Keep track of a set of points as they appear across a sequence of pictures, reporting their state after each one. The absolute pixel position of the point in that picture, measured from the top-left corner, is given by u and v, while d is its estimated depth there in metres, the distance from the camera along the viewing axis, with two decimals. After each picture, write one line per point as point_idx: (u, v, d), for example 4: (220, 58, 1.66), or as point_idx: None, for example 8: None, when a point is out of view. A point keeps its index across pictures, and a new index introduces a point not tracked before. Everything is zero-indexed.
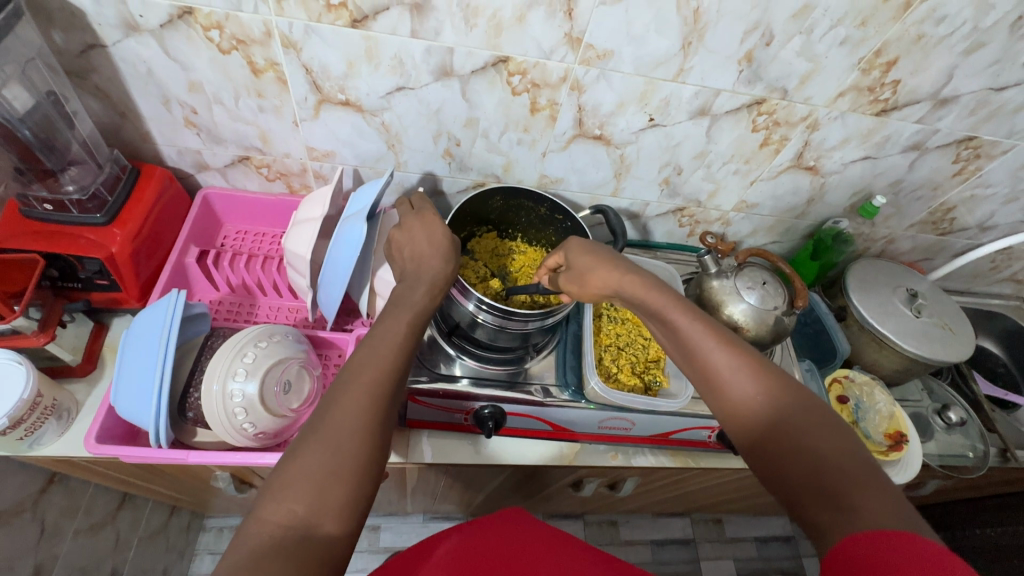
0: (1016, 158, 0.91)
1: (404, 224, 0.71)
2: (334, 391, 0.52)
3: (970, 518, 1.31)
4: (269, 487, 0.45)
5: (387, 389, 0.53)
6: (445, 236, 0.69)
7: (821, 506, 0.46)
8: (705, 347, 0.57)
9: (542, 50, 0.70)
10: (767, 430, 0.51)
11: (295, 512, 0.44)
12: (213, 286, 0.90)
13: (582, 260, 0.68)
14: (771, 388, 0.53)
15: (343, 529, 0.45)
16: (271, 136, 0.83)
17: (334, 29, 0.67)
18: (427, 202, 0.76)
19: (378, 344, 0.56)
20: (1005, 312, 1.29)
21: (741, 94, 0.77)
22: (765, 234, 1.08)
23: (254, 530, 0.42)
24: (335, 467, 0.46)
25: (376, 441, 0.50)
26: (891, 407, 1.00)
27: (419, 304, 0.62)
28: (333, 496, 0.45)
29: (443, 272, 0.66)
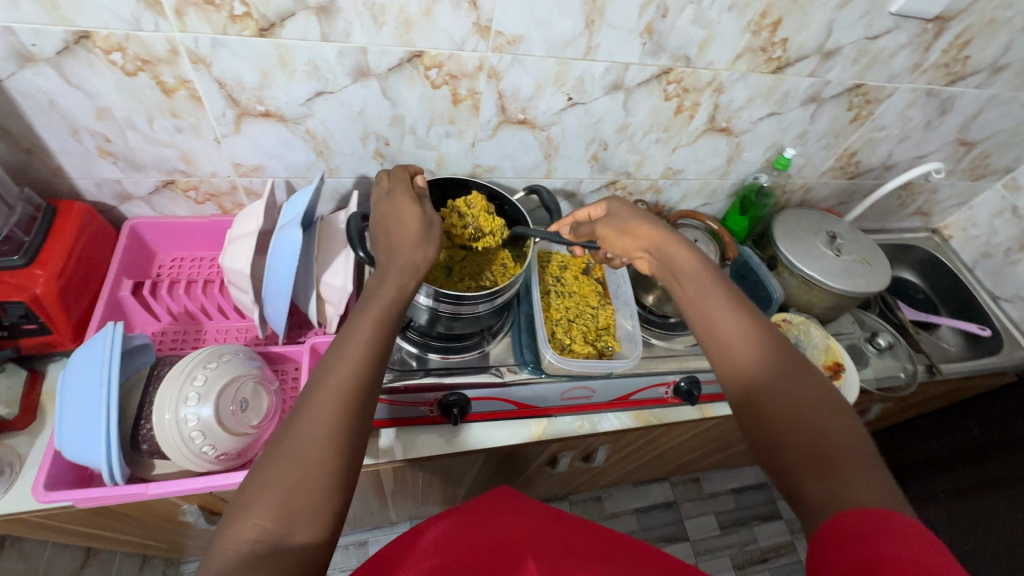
0: (901, 99, 1.00)
1: (381, 209, 0.71)
2: (300, 404, 0.52)
3: (917, 436, 1.42)
4: (233, 506, 0.46)
5: (355, 399, 0.53)
6: (417, 227, 0.67)
7: (814, 478, 0.48)
8: (723, 317, 0.60)
9: (453, 41, 0.72)
10: (768, 400, 0.54)
11: (262, 527, 0.45)
12: (154, 317, 0.88)
13: (624, 217, 0.74)
14: (782, 364, 0.56)
15: (314, 538, 0.47)
16: (193, 156, 0.82)
17: (242, 40, 0.67)
18: (404, 182, 0.74)
19: (345, 350, 0.55)
20: (917, 243, 1.41)
21: (649, 65, 0.82)
22: (695, 198, 1.14)
23: (220, 550, 0.44)
24: (302, 479, 0.47)
25: (344, 451, 0.50)
26: (825, 340, 1.08)
27: (388, 296, 0.61)
28: (300, 507, 0.47)
29: (415, 262, 0.64)
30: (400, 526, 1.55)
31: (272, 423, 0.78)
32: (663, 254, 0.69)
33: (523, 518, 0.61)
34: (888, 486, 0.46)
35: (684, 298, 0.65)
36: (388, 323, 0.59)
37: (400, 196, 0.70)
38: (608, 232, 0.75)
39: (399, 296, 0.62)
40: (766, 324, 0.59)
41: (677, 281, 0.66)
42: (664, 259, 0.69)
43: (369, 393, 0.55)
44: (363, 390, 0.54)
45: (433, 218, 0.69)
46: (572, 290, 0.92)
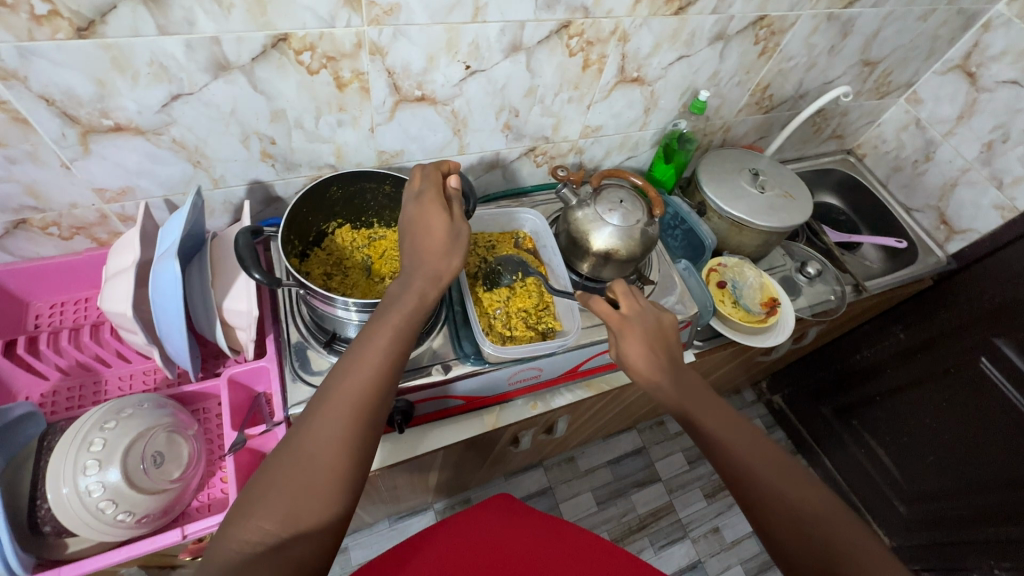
0: (804, 27, 0.99)
1: (407, 209, 0.65)
2: (314, 407, 0.54)
3: (853, 346, 1.50)
4: (241, 504, 0.49)
5: (366, 407, 0.54)
6: (445, 237, 0.63)
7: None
8: (729, 437, 0.61)
9: (321, 18, 0.64)
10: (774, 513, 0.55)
11: (265, 529, 0.47)
12: (40, 376, 0.77)
13: (641, 349, 0.66)
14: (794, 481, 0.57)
15: (315, 540, 0.49)
16: (41, 188, 0.70)
17: (58, 45, 0.55)
18: (435, 182, 0.66)
19: (362, 358, 0.57)
20: (835, 166, 1.45)
21: (545, 21, 0.76)
22: (618, 153, 1.11)
23: (226, 545, 0.47)
24: (310, 483, 0.50)
25: (351, 457, 0.52)
26: (759, 278, 1.11)
27: (408, 308, 0.60)
28: (306, 511, 0.49)
29: (438, 275, 0.62)
30: (378, 526, 1.52)
31: (201, 469, 0.71)
32: (681, 383, 0.65)
33: (520, 532, 0.69)
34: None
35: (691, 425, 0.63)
36: (406, 337, 0.60)
37: (429, 201, 0.64)
38: (631, 353, 0.66)
39: (420, 306, 0.61)
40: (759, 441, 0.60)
41: (687, 409, 0.63)
42: (683, 386, 0.65)
43: (381, 399, 0.56)
44: (376, 397, 0.55)
45: (461, 228, 0.64)
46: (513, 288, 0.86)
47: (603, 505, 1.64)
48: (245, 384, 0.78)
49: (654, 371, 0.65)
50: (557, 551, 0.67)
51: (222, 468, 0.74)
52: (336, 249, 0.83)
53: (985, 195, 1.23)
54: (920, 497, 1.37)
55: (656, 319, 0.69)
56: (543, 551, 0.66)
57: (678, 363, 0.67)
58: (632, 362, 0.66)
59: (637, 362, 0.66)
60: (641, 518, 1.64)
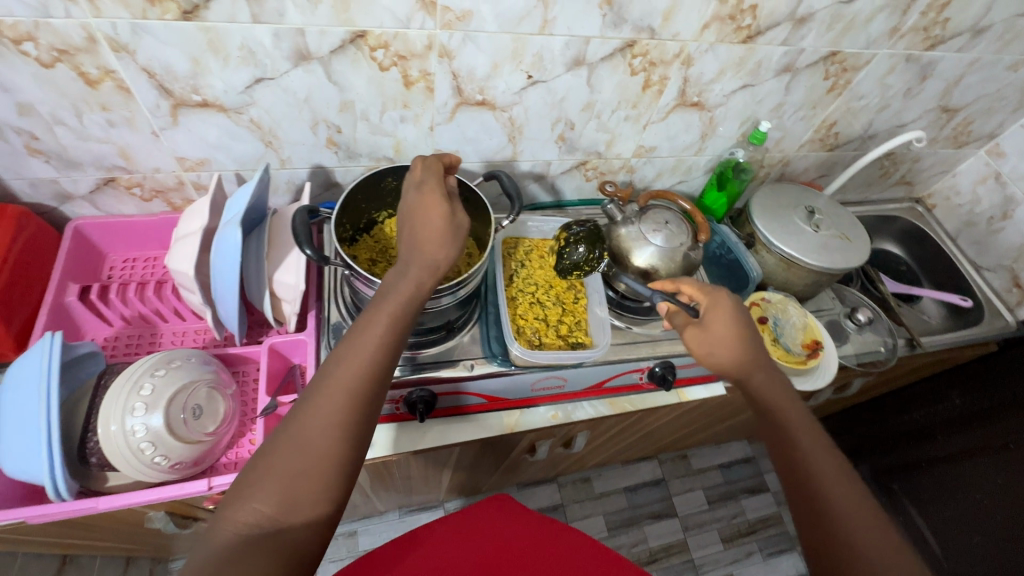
0: (879, 66, 0.96)
1: (406, 198, 0.67)
2: (311, 393, 0.54)
3: (900, 406, 1.40)
4: (235, 487, 0.49)
5: (362, 392, 0.54)
6: (444, 225, 0.64)
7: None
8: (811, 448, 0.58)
9: (397, 19, 0.68)
10: (840, 530, 0.52)
11: (262, 513, 0.47)
12: (106, 322, 0.84)
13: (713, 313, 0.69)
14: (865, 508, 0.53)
15: (311, 526, 0.49)
16: (132, 152, 0.77)
17: (164, 24, 0.62)
18: (435, 174, 0.69)
19: (357, 344, 0.57)
20: (900, 214, 1.39)
21: (610, 38, 0.77)
22: (670, 176, 1.11)
23: (222, 529, 0.47)
24: (305, 468, 0.50)
25: (348, 444, 0.52)
26: (803, 318, 1.06)
27: (405, 294, 0.61)
28: (301, 496, 0.49)
29: (436, 262, 0.63)
30: (389, 515, 1.54)
31: (232, 428, 0.75)
32: (760, 374, 0.64)
33: (513, 531, 0.69)
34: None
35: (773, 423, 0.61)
36: (402, 323, 0.60)
37: (428, 190, 0.67)
38: (718, 327, 0.67)
39: (416, 295, 0.62)
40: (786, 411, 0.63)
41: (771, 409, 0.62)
42: (763, 381, 0.64)
43: (377, 386, 0.56)
44: (372, 384, 0.55)
45: (460, 219, 0.66)
46: (563, 304, 0.88)
47: (613, 531, 1.61)
48: (283, 354, 0.83)
49: (737, 351, 0.65)
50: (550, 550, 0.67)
51: (251, 430, 0.79)
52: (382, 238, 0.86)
53: None
54: None
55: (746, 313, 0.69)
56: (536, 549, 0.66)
57: (764, 351, 0.66)
58: (712, 336, 0.67)
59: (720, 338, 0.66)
60: (652, 552, 1.59)
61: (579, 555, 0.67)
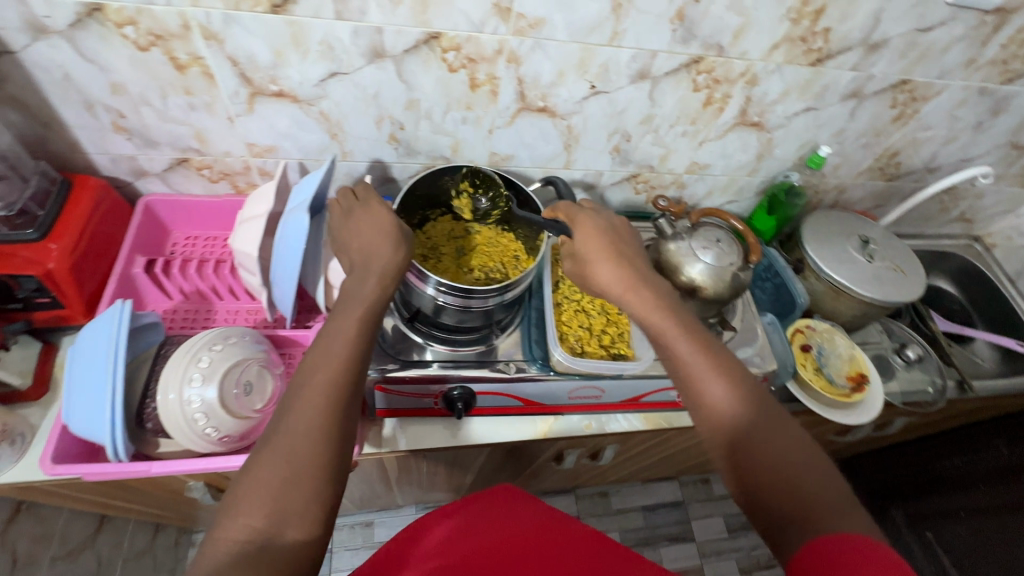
0: (951, 97, 0.93)
1: (350, 216, 0.70)
2: (286, 405, 0.54)
3: (938, 452, 1.34)
4: (226, 505, 0.49)
5: (341, 397, 0.54)
6: (392, 227, 0.67)
7: (798, 523, 0.49)
8: (703, 370, 0.60)
9: (472, 23, 0.69)
10: (748, 445, 0.54)
11: (252, 526, 0.47)
12: (166, 295, 0.88)
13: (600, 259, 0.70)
14: (795, 452, 0.53)
15: (304, 535, 0.48)
16: (207, 135, 0.81)
17: (254, 16, 0.65)
18: (373, 192, 0.73)
19: (327, 352, 0.57)
20: (956, 251, 1.34)
21: (678, 53, 0.77)
22: (720, 194, 1.10)
23: (214, 548, 0.46)
24: (292, 477, 0.49)
25: (329, 450, 0.52)
26: (850, 350, 1.04)
27: (369, 297, 0.62)
28: (292, 506, 0.48)
29: (395, 261, 0.65)
30: (406, 510, 1.55)
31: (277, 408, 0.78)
32: (652, 305, 0.66)
33: (525, 523, 0.66)
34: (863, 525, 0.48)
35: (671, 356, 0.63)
36: (371, 325, 0.61)
37: (372, 205, 0.71)
38: (601, 262, 0.70)
39: (380, 298, 0.63)
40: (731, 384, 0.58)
41: (667, 338, 0.64)
42: (659, 308, 0.66)
43: (352, 391, 0.56)
44: (349, 388, 0.56)
45: (406, 221, 0.69)
46: (607, 313, 0.88)
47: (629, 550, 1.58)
48: None
49: (624, 284, 0.69)
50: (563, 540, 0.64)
51: None
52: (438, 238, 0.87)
53: None
54: None
55: (628, 238, 0.74)
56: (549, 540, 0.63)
57: (654, 275, 0.71)
58: (600, 276, 0.70)
59: (607, 277, 0.69)
60: None
61: (588, 543, 0.65)
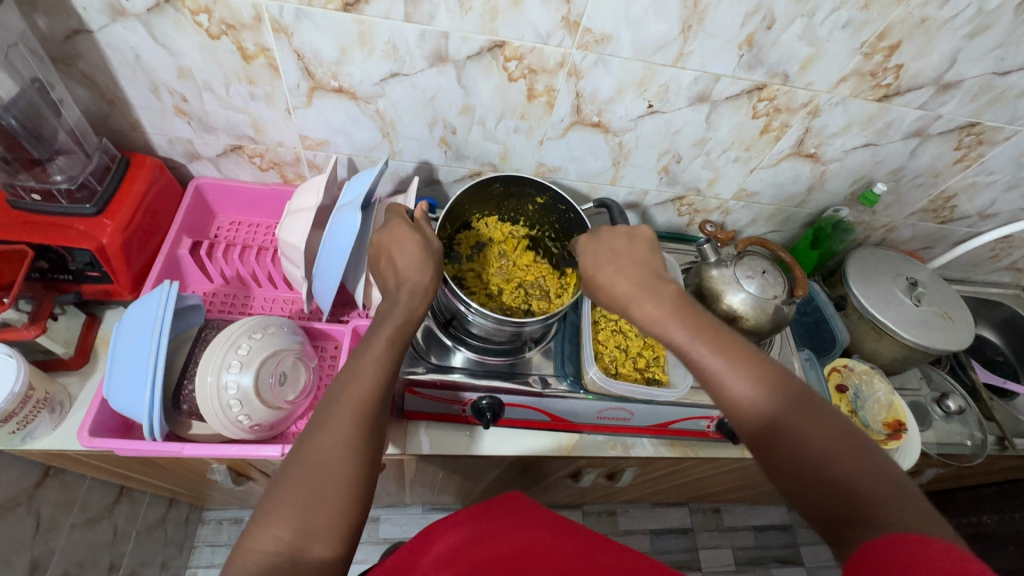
0: (1018, 144, 0.90)
1: (375, 237, 0.68)
2: (317, 416, 0.52)
3: (967, 506, 1.31)
4: (255, 515, 0.47)
5: (370, 412, 0.53)
6: (420, 250, 0.66)
7: (848, 524, 0.46)
8: (718, 364, 0.55)
9: (538, 34, 0.69)
10: (786, 444, 0.50)
11: (280, 539, 0.45)
12: (207, 277, 0.89)
13: (597, 259, 0.67)
14: (834, 442, 0.50)
15: (330, 552, 0.46)
16: (263, 124, 0.82)
17: (326, 13, 0.65)
18: (400, 214, 0.71)
19: (360, 366, 0.55)
20: (1003, 300, 1.29)
21: (742, 79, 0.76)
22: (764, 223, 1.07)
23: (243, 559, 0.44)
24: (320, 490, 0.47)
25: (359, 467, 0.50)
26: (889, 396, 1.00)
27: (400, 317, 0.60)
28: (320, 520, 0.46)
29: (423, 284, 0.63)
30: (411, 509, 1.55)
31: (306, 401, 0.78)
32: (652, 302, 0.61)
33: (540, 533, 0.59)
34: (923, 517, 0.44)
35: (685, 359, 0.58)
36: (402, 342, 0.59)
37: (396, 226, 0.68)
38: (604, 273, 0.65)
39: (411, 318, 0.60)
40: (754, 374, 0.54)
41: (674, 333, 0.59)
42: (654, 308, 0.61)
43: (383, 408, 0.54)
44: (378, 404, 0.54)
45: (434, 242, 0.67)
46: (644, 337, 0.86)
47: None
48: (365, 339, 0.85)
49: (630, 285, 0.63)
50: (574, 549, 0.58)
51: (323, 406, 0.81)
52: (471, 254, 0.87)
53: None
54: None
55: (622, 235, 0.70)
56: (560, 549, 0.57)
57: (658, 272, 0.65)
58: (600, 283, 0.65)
59: (612, 284, 0.64)
60: None
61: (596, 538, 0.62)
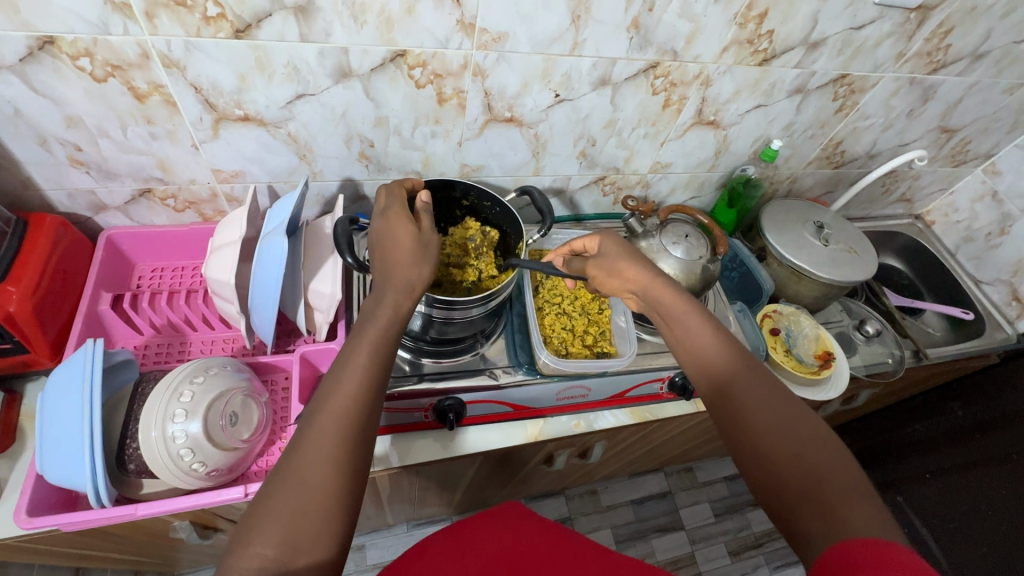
0: (885, 89, 1.00)
1: (375, 226, 0.69)
2: (301, 428, 0.52)
3: (903, 418, 1.44)
4: (237, 533, 0.46)
5: (357, 423, 0.53)
6: (414, 245, 0.65)
7: (810, 513, 0.47)
8: (708, 351, 0.62)
9: (437, 39, 0.71)
10: (761, 433, 0.54)
11: (264, 556, 0.45)
12: (136, 330, 0.85)
13: (618, 254, 0.73)
14: (814, 441, 0.52)
15: (318, 564, 0.46)
16: (171, 163, 0.79)
17: (217, 42, 0.64)
18: (399, 201, 0.72)
19: (343, 375, 0.55)
20: (901, 229, 1.43)
21: (636, 60, 0.81)
22: (683, 191, 1.14)
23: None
24: (305, 505, 0.47)
25: (348, 476, 0.50)
26: (815, 330, 1.09)
27: (384, 321, 0.60)
28: (304, 535, 0.46)
29: (412, 281, 0.63)
30: (397, 529, 1.53)
31: (264, 437, 0.76)
32: (652, 298, 0.69)
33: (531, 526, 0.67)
34: (888, 521, 0.45)
35: (678, 348, 0.65)
36: (385, 347, 0.59)
37: (394, 215, 0.69)
38: (623, 262, 0.72)
39: (396, 319, 0.61)
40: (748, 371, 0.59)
41: (672, 328, 0.67)
42: (655, 303, 0.69)
43: (368, 415, 0.54)
44: (363, 414, 0.54)
45: (429, 237, 0.67)
46: (589, 315, 0.90)
47: (622, 545, 1.60)
48: (313, 362, 0.83)
49: (632, 284, 0.71)
50: (545, 556, 0.61)
51: (282, 439, 0.80)
52: (482, 239, 0.85)
53: None
54: None
55: None
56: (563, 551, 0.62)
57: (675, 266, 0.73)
58: (608, 282, 0.74)
59: (631, 275, 0.71)
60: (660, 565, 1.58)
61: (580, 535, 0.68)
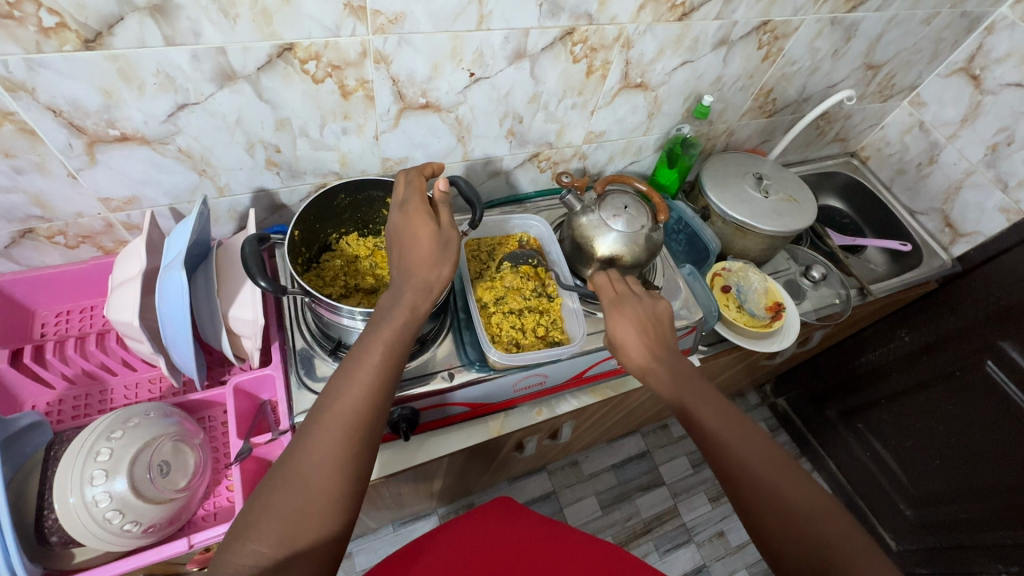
0: (807, 32, 0.99)
1: (394, 215, 0.65)
2: (305, 426, 0.53)
3: (858, 349, 1.48)
4: (236, 529, 0.48)
5: (362, 426, 0.53)
6: (434, 244, 0.62)
7: None
8: (714, 428, 0.60)
9: (326, 27, 0.64)
10: (774, 515, 0.54)
11: (261, 553, 0.46)
12: (47, 385, 0.78)
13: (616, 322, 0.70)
14: (818, 511, 0.54)
15: (312, 562, 0.48)
16: (48, 198, 0.70)
17: (65, 57, 0.56)
18: (418, 189, 0.66)
19: (354, 377, 0.55)
20: (838, 169, 1.45)
21: (549, 28, 0.76)
22: (622, 157, 1.11)
23: (222, 571, 0.45)
24: (304, 504, 0.49)
25: (349, 479, 0.51)
26: (764, 283, 1.11)
27: (400, 320, 0.59)
28: (302, 534, 0.48)
29: (430, 282, 0.62)
30: (382, 531, 1.49)
31: (206, 479, 0.71)
32: (675, 366, 0.66)
33: (521, 530, 0.72)
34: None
35: (689, 420, 0.62)
36: (397, 349, 0.59)
37: (415, 210, 0.64)
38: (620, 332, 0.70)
39: (412, 318, 0.60)
40: (751, 440, 0.59)
41: (684, 400, 0.63)
42: (679, 373, 0.66)
43: (374, 418, 0.54)
44: (369, 416, 0.54)
45: (449, 234, 0.64)
46: (534, 302, 0.86)
47: (608, 510, 1.63)
48: (250, 392, 0.78)
49: (646, 354, 0.68)
50: (527, 562, 0.65)
51: (228, 477, 0.75)
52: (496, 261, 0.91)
53: (990, 198, 1.22)
54: (926, 500, 1.36)
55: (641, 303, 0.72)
56: (546, 555, 0.67)
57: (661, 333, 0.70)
58: (626, 345, 0.69)
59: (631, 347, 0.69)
60: (646, 523, 1.62)
61: (567, 533, 0.73)
